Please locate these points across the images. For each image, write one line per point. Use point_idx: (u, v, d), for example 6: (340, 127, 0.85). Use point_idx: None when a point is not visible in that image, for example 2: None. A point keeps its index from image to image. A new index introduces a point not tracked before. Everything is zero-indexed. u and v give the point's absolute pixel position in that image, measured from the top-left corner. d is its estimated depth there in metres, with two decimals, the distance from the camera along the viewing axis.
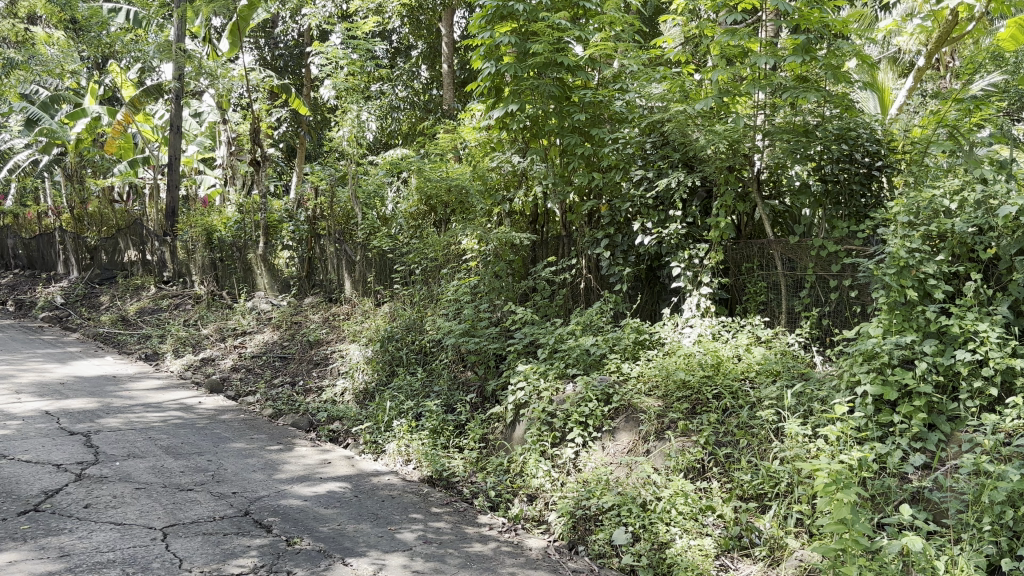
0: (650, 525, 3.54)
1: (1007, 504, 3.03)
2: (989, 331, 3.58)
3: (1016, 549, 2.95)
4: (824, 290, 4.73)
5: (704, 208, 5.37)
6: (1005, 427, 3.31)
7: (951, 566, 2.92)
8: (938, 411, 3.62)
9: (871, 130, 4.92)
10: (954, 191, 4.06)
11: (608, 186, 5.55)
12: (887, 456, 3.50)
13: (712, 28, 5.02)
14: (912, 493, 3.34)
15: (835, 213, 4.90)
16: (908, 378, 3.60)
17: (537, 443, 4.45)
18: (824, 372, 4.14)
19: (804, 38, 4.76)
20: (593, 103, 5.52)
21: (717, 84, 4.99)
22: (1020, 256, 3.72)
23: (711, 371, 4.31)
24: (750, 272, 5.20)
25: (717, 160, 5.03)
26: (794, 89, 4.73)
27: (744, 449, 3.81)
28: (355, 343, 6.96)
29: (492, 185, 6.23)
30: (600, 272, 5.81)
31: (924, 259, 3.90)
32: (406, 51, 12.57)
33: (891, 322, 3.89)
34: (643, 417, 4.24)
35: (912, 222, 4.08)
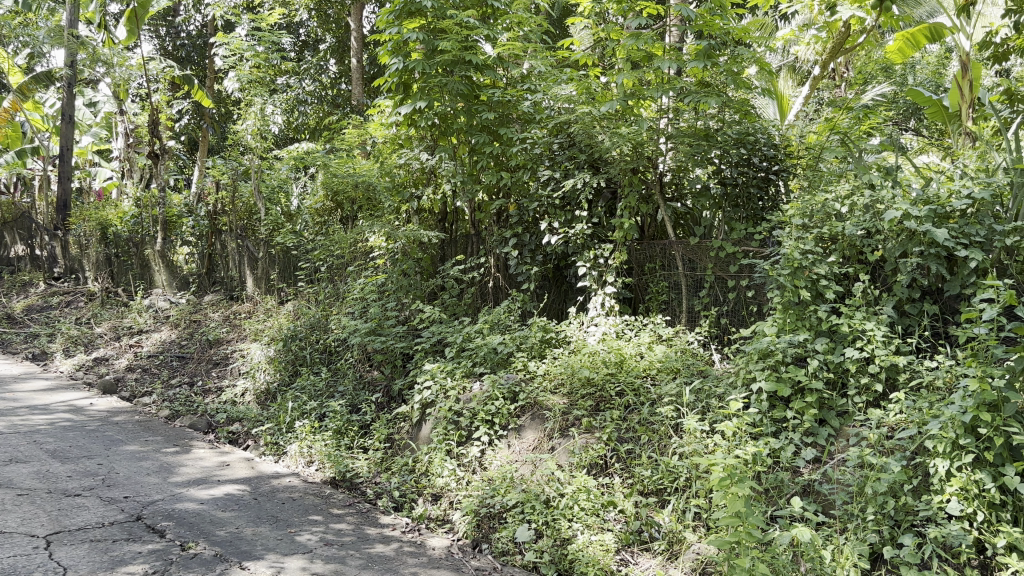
0: (553, 521, 3.57)
1: (889, 495, 3.18)
2: (875, 330, 3.75)
3: (897, 537, 3.09)
4: (722, 290, 4.88)
5: (609, 208, 5.47)
6: (889, 421, 3.47)
7: (837, 554, 3.05)
8: (828, 407, 3.77)
9: (769, 135, 5.12)
10: (845, 196, 4.27)
11: (516, 185, 5.58)
12: (780, 450, 3.62)
13: (618, 32, 5.08)
14: (803, 486, 3.48)
15: (735, 214, 5.10)
16: (801, 375, 3.75)
17: (442, 443, 4.42)
18: (722, 370, 4.27)
19: (707, 43, 4.87)
20: (501, 102, 5.53)
21: (623, 87, 5.06)
22: (904, 258, 3.91)
23: (614, 368, 4.39)
24: (653, 273, 5.32)
25: (622, 162, 5.11)
26: (696, 94, 4.86)
27: (645, 445, 3.90)
28: (256, 343, 6.80)
29: (401, 182, 6.16)
30: (508, 271, 5.83)
31: (816, 260, 4.07)
32: (314, 45, 12.34)
33: (784, 322, 4.04)
34: (548, 415, 4.28)
35: (806, 225, 4.27)
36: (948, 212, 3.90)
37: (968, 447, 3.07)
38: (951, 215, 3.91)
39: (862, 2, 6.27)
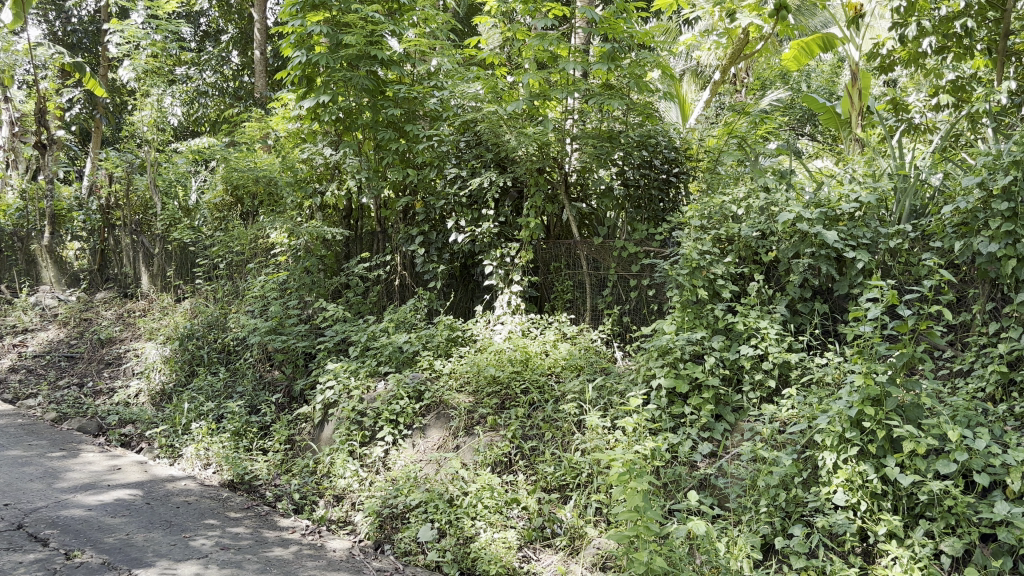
0: (456, 520, 3.56)
1: (780, 487, 3.29)
2: (768, 328, 3.88)
3: (787, 528, 3.20)
4: (625, 289, 4.98)
5: (516, 207, 5.50)
6: (781, 417, 3.59)
7: (731, 546, 3.14)
8: (724, 403, 3.89)
9: (670, 138, 5.27)
10: (741, 198, 4.42)
11: (422, 183, 5.54)
12: (678, 445, 3.70)
13: (524, 32, 5.09)
14: (699, 480, 3.58)
15: (636, 215, 5.22)
16: (698, 371, 3.85)
17: (345, 443, 4.35)
18: (623, 367, 4.35)
19: (610, 46, 4.95)
20: (407, 98, 5.49)
21: (529, 87, 5.09)
22: (797, 259, 4.07)
23: (519, 366, 4.41)
24: (558, 272, 5.37)
25: (528, 161, 5.15)
26: (599, 96, 4.96)
27: (549, 442, 3.94)
28: (151, 342, 6.58)
29: (303, 177, 6.04)
30: (414, 269, 5.80)
31: (713, 260, 4.20)
32: (215, 35, 11.98)
33: (683, 320, 4.15)
34: (453, 414, 4.27)
35: (704, 226, 4.40)
36: (837, 215, 4.07)
37: (853, 440, 3.20)
38: (840, 218, 4.09)
39: (759, 10, 6.47)
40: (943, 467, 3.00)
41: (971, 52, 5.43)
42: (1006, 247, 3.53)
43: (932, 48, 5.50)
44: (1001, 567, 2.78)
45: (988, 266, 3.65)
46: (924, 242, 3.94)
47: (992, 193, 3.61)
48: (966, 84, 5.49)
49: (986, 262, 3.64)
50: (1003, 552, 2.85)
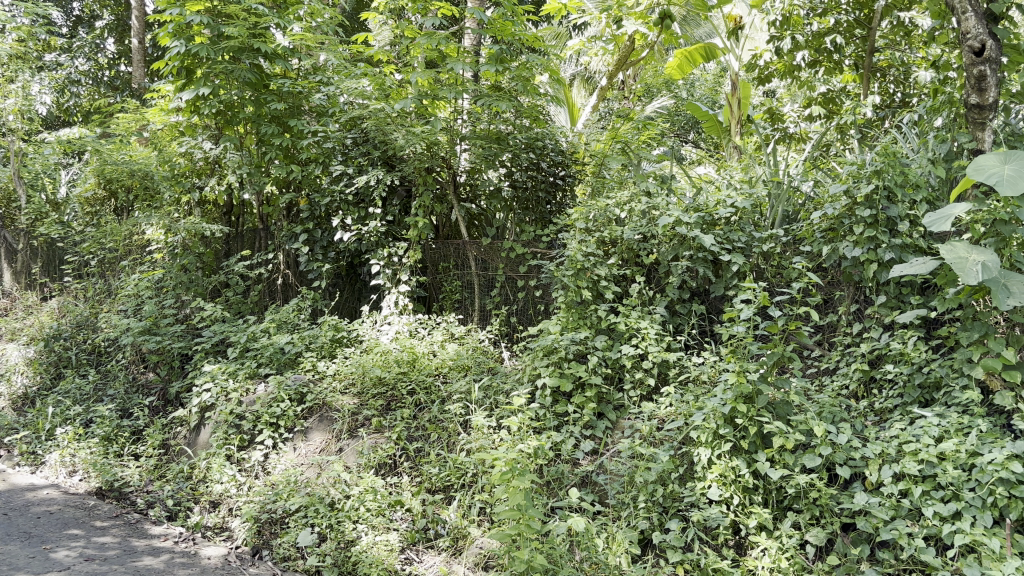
0: (337, 524, 3.49)
1: (658, 483, 3.39)
2: (649, 328, 3.98)
3: (664, 522, 3.30)
4: (512, 290, 5.04)
5: (404, 207, 5.47)
6: (660, 414, 3.70)
7: (610, 542, 3.19)
8: (606, 401, 4.00)
9: (557, 142, 5.32)
10: (624, 201, 4.53)
11: (306, 180, 5.42)
12: (562, 443, 3.75)
13: (413, 29, 5.04)
14: (581, 477, 3.64)
15: (524, 217, 5.30)
16: (582, 371, 3.93)
17: (222, 447, 4.20)
18: (510, 367, 4.42)
19: (499, 48, 4.97)
20: (292, 93, 5.38)
21: (416, 86, 5.03)
22: (676, 261, 4.23)
23: (406, 367, 4.37)
24: (446, 272, 5.36)
25: (416, 161, 5.11)
26: (488, 97, 4.98)
27: (434, 443, 3.94)
28: (13, 343, 6.22)
29: (180, 172, 5.73)
30: (298, 268, 5.68)
31: (596, 262, 4.29)
32: (88, 20, 11.41)
33: (568, 320, 4.24)
34: (336, 416, 4.20)
35: (588, 228, 4.52)
36: (714, 220, 4.23)
37: (726, 436, 3.32)
38: (718, 222, 4.24)
39: (645, 19, 6.66)
40: (809, 460, 3.15)
41: (840, 67, 5.75)
42: (868, 252, 3.74)
43: (805, 61, 5.72)
44: (860, 555, 2.95)
45: (852, 270, 3.86)
46: (795, 247, 4.14)
47: (856, 201, 3.81)
48: (836, 97, 5.77)
49: (850, 266, 3.86)
50: (861, 539, 3.02)
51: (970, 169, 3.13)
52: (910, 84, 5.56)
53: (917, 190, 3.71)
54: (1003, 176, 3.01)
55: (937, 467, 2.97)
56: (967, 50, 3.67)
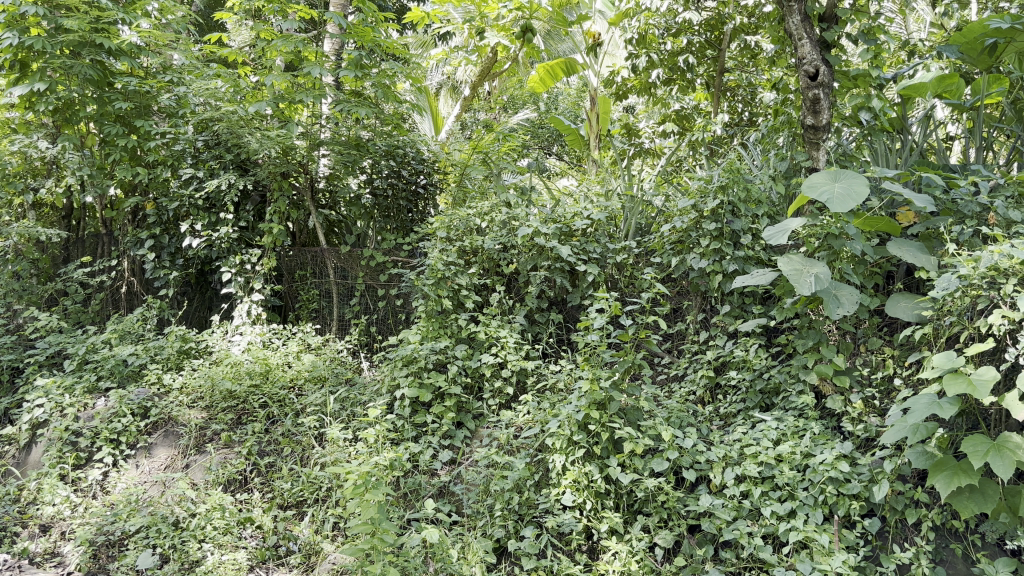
0: (180, 544, 3.31)
1: (514, 491, 3.40)
2: (507, 337, 4.05)
3: (520, 530, 3.31)
4: (372, 299, 5.00)
5: (258, 212, 5.31)
6: (517, 422, 3.75)
7: (464, 551, 3.17)
8: (465, 410, 4.01)
9: (418, 150, 5.34)
10: (485, 211, 4.57)
11: (154, 183, 5.16)
12: (419, 454, 3.69)
13: (269, 31, 4.85)
14: (438, 488, 3.61)
15: (385, 225, 5.29)
16: (442, 381, 3.90)
17: (55, 466, 3.90)
18: (367, 378, 4.40)
19: (357, 54, 4.86)
20: (138, 92, 5.10)
21: (272, 88, 4.91)
22: (534, 271, 4.32)
23: (258, 379, 4.23)
24: (303, 280, 5.22)
25: (270, 166, 4.93)
26: (346, 103, 4.84)
27: (287, 457, 3.85)
28: None
29: (13, 171, 5.33)
30: (144, 275, 5.48)
31: (457, 272, 4.31)
32: None
33: (427, 329, 4.16)
34: (182, 431, 4.03)
35: (449, 237, 4.47)
36: (571, 231, 4.36)
37: (580, 442, 3.37)
38: (574, 233, 4.37)
39: (507, 32, 6.77)
40: (657, 465, 3.26)
41: (692, 86, 6.01)
42: (714, 264, 3.93)
43: (659, 79, 5.93)
44: (704, 555, 3.06)
45: (699, 281, 4.06)
46: (646, 258, 4.33)
47: (703, 215, 4.00)
48: (688, 114, 6.00)
49: (698, 276, 4.04)
50: (706, 540, 3.14)
51: (804, 185, 3.32)
52: (756, 105, 5.88)
53: (758, 205, 3.95)
54: (833, 194, 3.22)
55: (774, 468, 3.14)
56: (802, 75, 3.90)
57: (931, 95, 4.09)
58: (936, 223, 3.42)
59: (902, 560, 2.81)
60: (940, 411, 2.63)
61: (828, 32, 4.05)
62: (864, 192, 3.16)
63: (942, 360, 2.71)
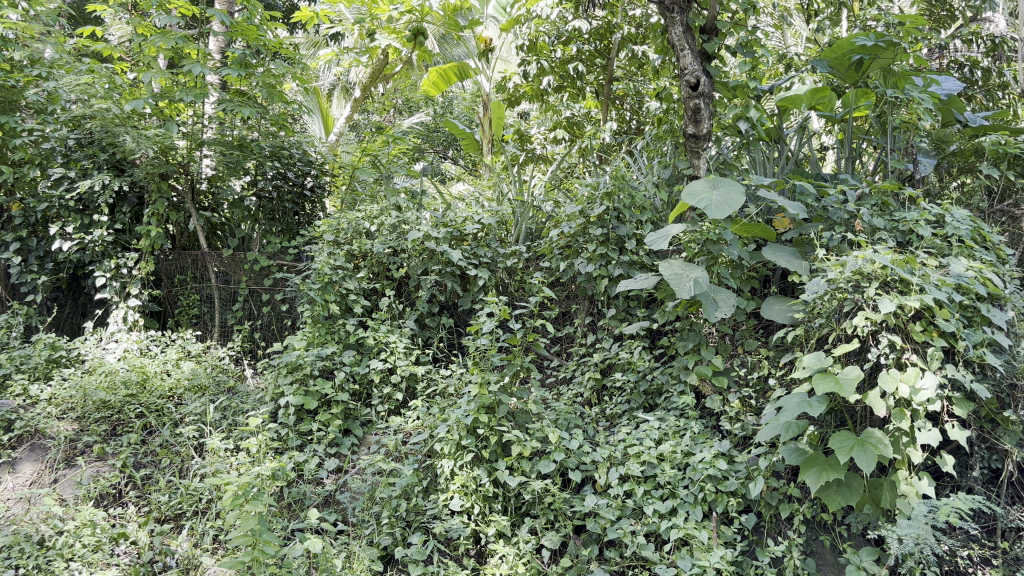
0: (46, 564, 3.10)
1: (401, 498, 3.37)
2: (397, 342, 4.01)
3: (407, 537, 3.27)
4: (256, 304, 4.88)
5: (135, 214, 5.09)
6: (406, 428, 3.72)
7: (349, 560, 3.11)
8: (352, 417, 3.95)
9: (304, 151, 5.26)
10: (374, 214, 4.52)
11: (20, 182, 4.86)
12: (304, 463, 3.61)
13: (146, 26, 4.68)
14: (324, 497, 3.53)
15: (270, 227, 5.16)
16: (328, 388, 3.84)
17: None
18: (250, 387, 4.31)
19: (241, 52, 4.72)
20: (3, 86, 4.79)
21: (150, 86, 4.71)
22: (425, 275, 4.31)
23: (135, 389, 4.06)
24: (183, 285, 5.05)
25: (148, 166, 4.71)
26: (229, 102, 4.70)
27: (165, 469, 3.72)
28: None
29: None
30: (11, 281, 5.13)
31: (345, 276, 4.24)
32: None
33: (313, 335, 4.07)
34: (50, 444, 3.82)
35: (336, 240, 4.41)
36: (462, 235, 4.37)
37: (468, 447, 3.37)
38: (465, 237, 4.39)
39: (397, 33, 6.71)
40: (544, 467, 3.29)
41: (582, 94, 6.11)
42: (600, 268, 4.01)
43: (550, 86, 6.01)
44: (589, 555, 3.10)
45: (586, 285, 4.14)
46: (535, 262, 4.41)
47: (590, 220, 4.07)
48: (579, 122, 6.09)
49: (585, 281, 4.13)
50: (591, 541, 3.19)
51: (684, 193, 3.42)
52: (644, 114, 6.05)
53: (642, 212, 4.06)
54: (711, 201, 3.32)
55: (656, 467, 3.22)
56: (684, 84, 4.01)
57: (806, 107, 4.29)
58: (807, 230, 3.59)
59: (776, 553, 2.92)
60: (809, 409, 2.75)
61: (709, 44, 4.18)
62: (740, 200, 3.28)
63: (812, 360, 2.84)
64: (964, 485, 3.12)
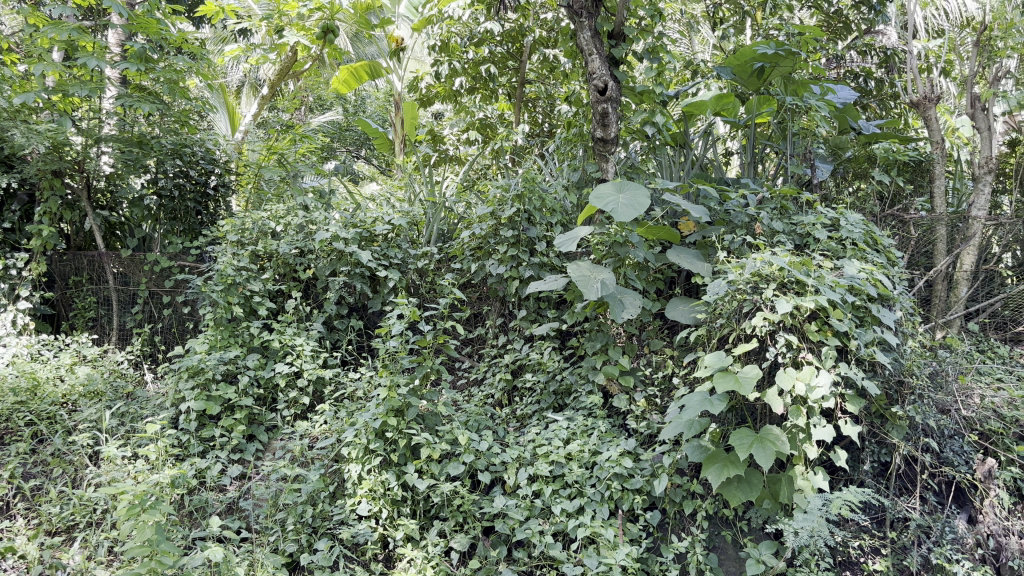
0: None
1: (307, 504, 3.31)
2: (303, 345, 3.95)
3: (314, 543, 3.21)
4: (157, 307, 4.73)
5: (25, 213, 4.87)
6: (313, 433, 3.67)
7: (252, 567, 3.03)
8: (257, 422, 3.87)
9: (206, 149, 5.09)
10: (280, 215, 4.42)
11: None
12: (206, 470, 3.50)
13: (38, 17, 4.47)
14: (227, 504, 3.43)
15: (172, 227, 5.03)
16: (231, 393, 3.74)
17: None
18: (150, 393, 4.17)
19: (140, 47, 4.56)
20: None
21: (40, 79, 4.48)
22: (333, 276, 4.24)
23: (25, 396, 3.89)
24: (78, 286, 4.85)
25: (38, 164, 4.48)
26: (126, 97, 4.52)
27: (57, 479, 3.56)
28: None
29: None
30: None
31: (249, 277, 4.14)
32: None
33: (216, 338, 3.95)
34: None
35: (240, 241, 4.30)
36: (372, 236, 4.31)
37: (376, 450, 3.33)
38: (375, 238, 4.34)
39: (306, 31, 6.59)
40: (453, 469, 3.28)
41: (494, 96, 6.08)
42: (511, 270, 4.03)
43: (463, 87, 6.00)
44: (498, 556, 3.10)
45: (497, 286, 4.15)
46: (447, 264, 4.43)
47: (500, 222, 4.08)
48: (492, 124, 6.04)
49: (495, 282, 4.14)
50: (500, 541, 3.19)
51: (592, 196, 3.46)
52: (555, 117, 6.12)
53: (552, 214, 4.14)
54: (618, 204, 3.37)
55: (563, 467, 3.25)
56: (591, 89, 4.01)
57: (710, 113, 4.39)
58: (710, 232, 3.68)
59: (680, 549, 2.98)
60: (711, 407, 2.82)
61: (617, 49, 4.24)
62: (645, 203, 3.34)
63: (713, 360, 2.91)
64: (856, 478, 3.25)
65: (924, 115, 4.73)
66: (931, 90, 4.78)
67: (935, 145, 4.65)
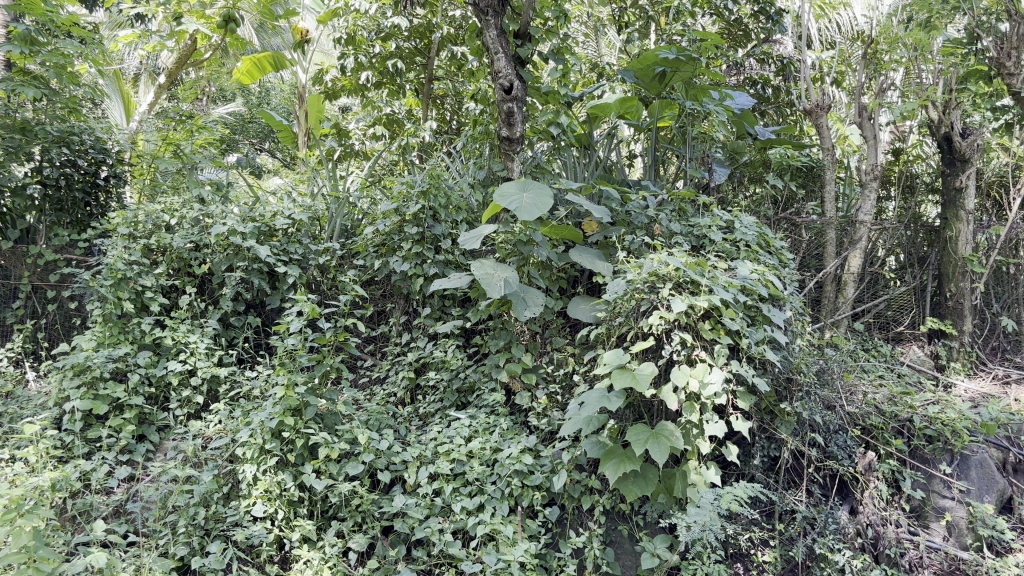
0: None
1: (200, 505, 3.20)
2: (197, 343, 3.84)
3: (206, 546, 3.11)
4: (41, 302, 4.52)
5: None
6: (207, 433, 3.56)
7: (138, 572, 2.91)
8: (148, 422, 3.75)
9: (97, 138, 4.88)
10: (174, 208, 4.27)
11: None
12: (92, 472, 3.36)
13: None
14: (114, 508, 3.28)
15: (58, 219, 4.78)
16: (120, 392, 3.60)
17: None
18: (32, 392, 3.98)
19: (25, 28, 4.33)
20: None
21: None
22: (230, 272, 4.13)
23: None
24: None
25: None
26: (8, 81, 4.28)
27: None
28: None
29: None
30: None
31: (140, 272, 3.98)
32: None
33: (104, 335, 3.79)
34: None
35: (132, 234, 4.12)
36: (271, 230, 4.22)
37: (272, 450, 3.25)
38: (275, 233, 4.24)
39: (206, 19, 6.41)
40: (352, 469, 3.22)
41: (401, 91, 6.03)
42: (415, 267, 4.00)
43: (369, 82, 5.92)
44: (396, 555, 3.07)
45: (401, 284, 4.11)
46: (349, 261, 4.34)
47: (405, 219, 4.04)
48: (399, 119, 5.92)
49: (399, 280, 4.10)
50: (399, 541, 3.16)
51: (495, 194, 3.46)
52: (462, 115, 6.11)
53: (458, 212, 4.14)
54: (521, 203, 3.38)
55: (464, 465, 3.25)
56: (498, 87, 3.98)
57: (614, 115, 4.44)
58: (611, 233, 3.74)
59: (577, 544, 3.01)
60: (608, 404, 2.85)
61: (523, 48, 4.24)
62: (547, 203, 3.36)
63: (611, 357, 2.95)
64: (747, 473, 3.34)
65: (816, 123, 4.91)
66: (823, 100, 4.96)
67: (826, 152, 4.84)
